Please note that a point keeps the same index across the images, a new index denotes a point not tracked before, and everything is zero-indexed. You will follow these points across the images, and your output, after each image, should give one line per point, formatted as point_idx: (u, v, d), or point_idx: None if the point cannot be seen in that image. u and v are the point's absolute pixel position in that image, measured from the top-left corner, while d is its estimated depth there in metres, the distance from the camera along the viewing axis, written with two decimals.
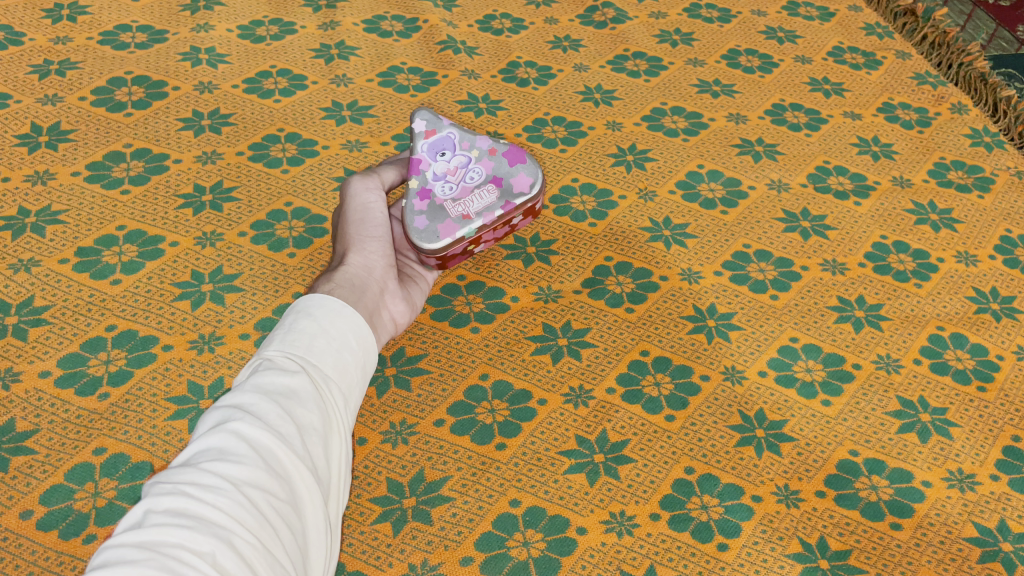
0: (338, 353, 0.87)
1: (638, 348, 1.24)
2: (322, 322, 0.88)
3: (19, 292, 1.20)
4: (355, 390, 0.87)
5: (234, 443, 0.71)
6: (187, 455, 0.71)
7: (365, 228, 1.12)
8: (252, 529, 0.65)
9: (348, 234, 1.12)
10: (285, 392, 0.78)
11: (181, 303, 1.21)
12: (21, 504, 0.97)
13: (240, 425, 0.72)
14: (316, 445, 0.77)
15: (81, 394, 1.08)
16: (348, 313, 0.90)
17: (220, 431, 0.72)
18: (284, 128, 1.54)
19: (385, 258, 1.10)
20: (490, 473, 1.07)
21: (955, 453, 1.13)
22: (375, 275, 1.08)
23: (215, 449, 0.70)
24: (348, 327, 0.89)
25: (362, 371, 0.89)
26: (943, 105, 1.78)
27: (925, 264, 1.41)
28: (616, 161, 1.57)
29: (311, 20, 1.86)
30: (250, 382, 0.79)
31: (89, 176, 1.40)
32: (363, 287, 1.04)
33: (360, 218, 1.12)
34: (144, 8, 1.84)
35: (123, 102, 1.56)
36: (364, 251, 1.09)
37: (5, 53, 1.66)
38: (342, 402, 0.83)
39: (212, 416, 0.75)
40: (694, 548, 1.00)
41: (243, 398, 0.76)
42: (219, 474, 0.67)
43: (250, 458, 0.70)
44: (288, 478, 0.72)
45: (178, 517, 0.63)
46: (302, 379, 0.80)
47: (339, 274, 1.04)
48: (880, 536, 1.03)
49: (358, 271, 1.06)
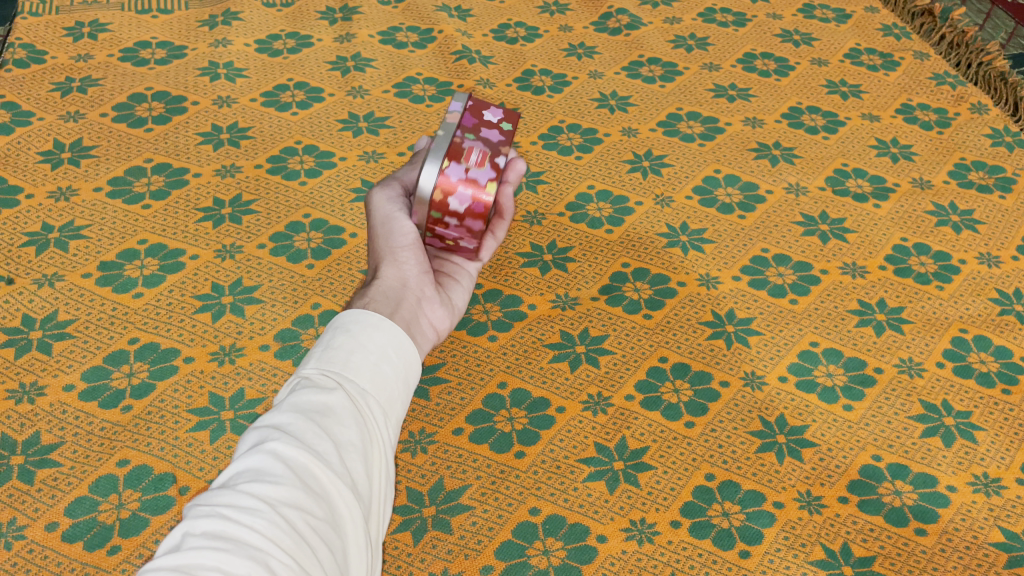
0: (377, 365, 0.77)
1: (657, 355, 1.23)
2: (358, 332, 0.78)
3: (43, 307, 1.22)
4: (399, 401, 0.77)
5: (271, 464, 0.63)
6: (224, 478, 0.64)
7: (393, 238, 0.98)
8: (290, 551, 0.58)
9: (378, 252, 0.99)
10: (322, 408, 0.70)
11: (202, 315, 1.22)
12: (46, 517, 0.98)
13: (277, 445, 0.65)
14: (357, 462, 0.68)
15: (104, 407, 1.09)
16: (387, 323, 0.79)
17: (256, 452, 0.65)
18: (302, 141, 1.56)
19: (421, 265, 0.97)
20: (509, 482, 1.07)
21: (980, 457, 1.12)
22: (410, 285, 0.94)
23: (252, 470, 0.63)
24: (387, 339, 0.78)
25: (408, 381, 0.79)
26: (963, 105, 1.76)
27: (947, 266, 1.40)
28: (632, 167, 1.57)
29: (327, 33, 1.88)
30: (287, 400, 0.71)
31: (110, 192, 1.42)
32: (398, 298, 0.91)
33: (387, 231, 0.99)
34: (163, 26, 1.87)
35: (144, 117, 1.58)
36: (396, 263, 0.96)
37: (28, 72, 1.69)
38: (384, 417, 0.74)
39: (250, 437, 0.68)
40: (716, 556, 1.00)
41: (279, 417, 0.69)
42: (255, 495, 0.60)
43: (286, 479, 0.62)
44: (328, 498, 0.64)
45: (215, 541, 0.56)
46: (340, 393, 0.71)
47: (369, 290, 0.91)
48: (905, 542, 1.02)
49: (389, 284, 0.93)
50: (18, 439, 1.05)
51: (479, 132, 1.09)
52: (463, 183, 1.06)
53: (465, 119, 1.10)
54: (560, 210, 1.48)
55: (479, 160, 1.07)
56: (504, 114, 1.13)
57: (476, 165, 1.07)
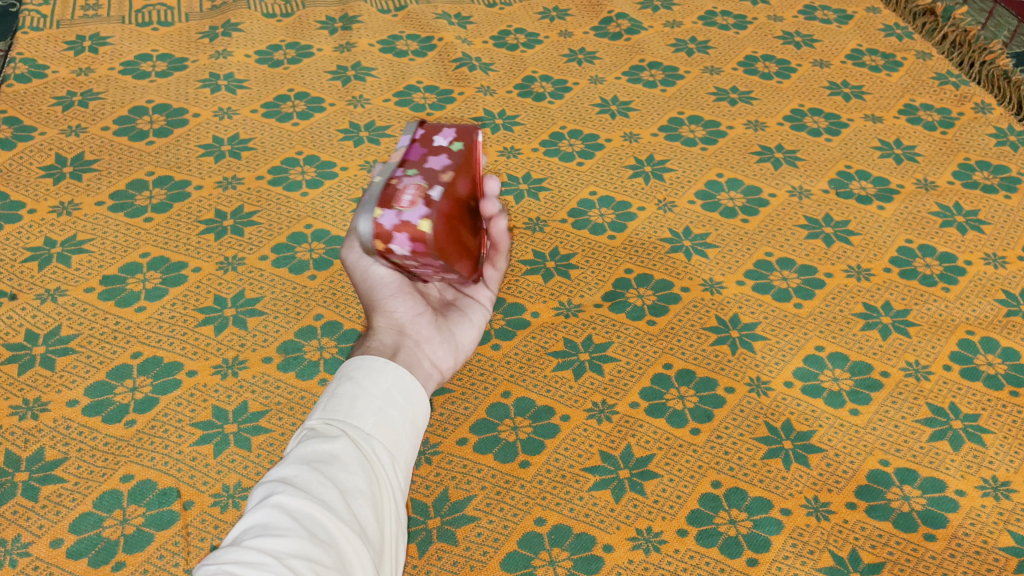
0: (382, 409, 0.76)
1: (661, 361, 1.23)
2: (362, 377, 0.77)
3: (46, 322, 1.22)
4: (406, 444, 0.76)
5: (277, 516, 0.62)
6: (232, 536, 0.63)
7: (379, 288, 0.94)
8: None
9: (366, 302, 0.95)
10: (327, 457, 0.69)
11: (205, 328, 1.22)
12: (51, 533, 0.97)
13: (282, 497, 0.64)
14: (365, 509, 0.67)
15: (108, 422, 1.09)
16: (391, 366, 0.79)
17: (263, 507, 0.64)
18: (302, 151, 1.56)
19: (413, 307, 0.93)
20: (515, 491, 1.06)
21: (989, 460, 1.11)
22: (407, 330, 0.91)
23: (258, 526, 0.62)
24: (392, 382, 0.78)
25: (416, 423, 0.78)
26: (966, 105, 1.75)
27: (952, 267, 1.39)
28: (634, 173, 1.57)
29: (327, 43, 1.88)
30: (293, 452, 0.70)
31: (113, 205, 1.42)
32: (396, 345, 0.88)
33: (370, 283, 0.95)
34: (164, 38, 1.87)
35: (145, 130, 1.59)
36: (388, 310, 0.92)
37: (29, 87, 1.69)
38: (391, 462, 0.73)
39: (258, 492, 0.67)
40: (723, 564, 0.99)
41: (285, 470, 0.68)
42: (261, 550, 0.59)
43: (293, 530, 0.61)
44: (336, 547, 0.62)
45: None
46: (344, 441, 0.71)
47: (362, 344, 0.88)
48: (914, 547, 1.01)
49: (384, 333, 0.90)
50: (22, 455, 1.05)
51: (424, 162, 0.91)
52: (397, 229, 0.84)
53: (411, 152, 0.92)
54: (562, 216, 1.47)
55: (411, 197, 0.86)
56: (456, 133, 0.94)
57: (408, 205, 0.86)
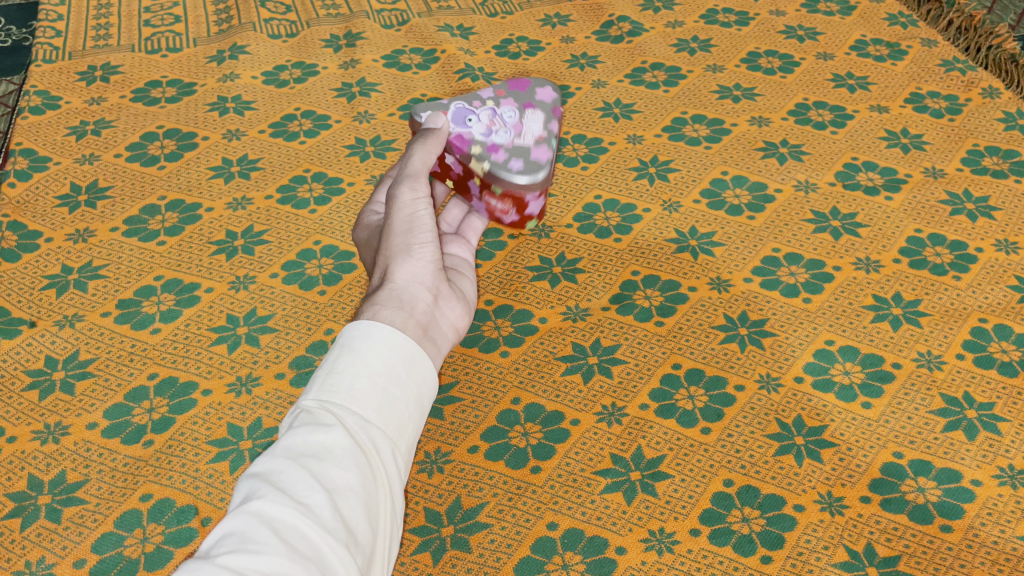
0: (384, 389, 0.75)
1: (670, 362, 1.23)
2: (363, 353, 0.76)
3: (64, 348, 1.25)
4: (409, 428, 0.75)
5: (255, 527, 0.61)
6: (211, 540, 0.62)
7: (412, 235, 0.93)
8: None
9: (390, 246, 0.93)
10: (317, 451, 0.68)
11: (218, 347, 1.25)
12: (73, 554, 1.00)
13: (264, 503, 0.62)
14: (353, 512, 0.66)
15: (127, 443, 1.12)
16: (395, 341, 0.78)
17: (243, 511, 0.62)
18: (310, 169, 1.58)
19: (436, 260, 0.92)
20: (526, 498, 1.07)
21: (1005, 449, 1.10)
22: (426, 283, 0.91)
23: (236, 535, 0.61)
24: (395, 360, 0.76)
25: (419, 402, 0.78)
26: (974, 90, 1.74)
27: (963, 255, 1.38)
28: (639, 174, 1.57)
29: (332, 61, 1.91)
30: (282, 444, 0.69)
31: (127, 230, 1.45)
32: (413, 299, 0.87)
33: (407, 227, 0.93)
34: (172, 64, 1.91)
35: (157, 156, 1.62)
36: (413, 259, 0.91)
37: (42, 119, 1.73)
38: (390, 451, 0.72)
39: (242, 490, 0.66)
40: (737, 563, 0.99)
41: (272, 467, 0.67)
42: (236, 568, 0.57)
43: (270, 545, 0.59)
44: (320, 560, 0.61)
45: None
46: (338, 432, 0.69)
47: (382, 293, 0.87)
48: (930, 540, 1.00)
49: (407, 286, 0.89)
50: (45, 479, 1.08)
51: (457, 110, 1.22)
52: None
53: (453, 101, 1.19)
54: (567, 221, 1.48)
55: None
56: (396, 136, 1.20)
57: None
